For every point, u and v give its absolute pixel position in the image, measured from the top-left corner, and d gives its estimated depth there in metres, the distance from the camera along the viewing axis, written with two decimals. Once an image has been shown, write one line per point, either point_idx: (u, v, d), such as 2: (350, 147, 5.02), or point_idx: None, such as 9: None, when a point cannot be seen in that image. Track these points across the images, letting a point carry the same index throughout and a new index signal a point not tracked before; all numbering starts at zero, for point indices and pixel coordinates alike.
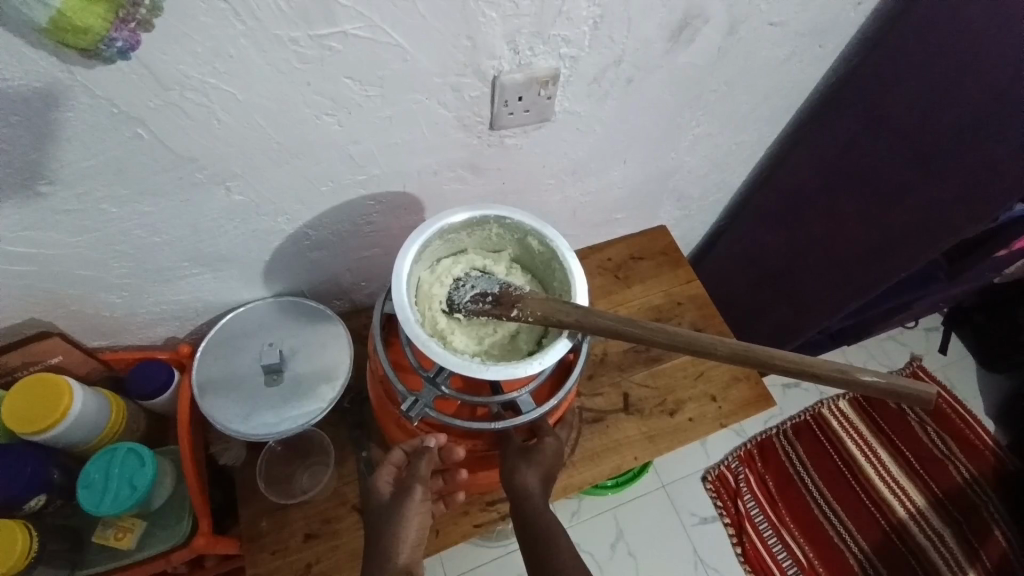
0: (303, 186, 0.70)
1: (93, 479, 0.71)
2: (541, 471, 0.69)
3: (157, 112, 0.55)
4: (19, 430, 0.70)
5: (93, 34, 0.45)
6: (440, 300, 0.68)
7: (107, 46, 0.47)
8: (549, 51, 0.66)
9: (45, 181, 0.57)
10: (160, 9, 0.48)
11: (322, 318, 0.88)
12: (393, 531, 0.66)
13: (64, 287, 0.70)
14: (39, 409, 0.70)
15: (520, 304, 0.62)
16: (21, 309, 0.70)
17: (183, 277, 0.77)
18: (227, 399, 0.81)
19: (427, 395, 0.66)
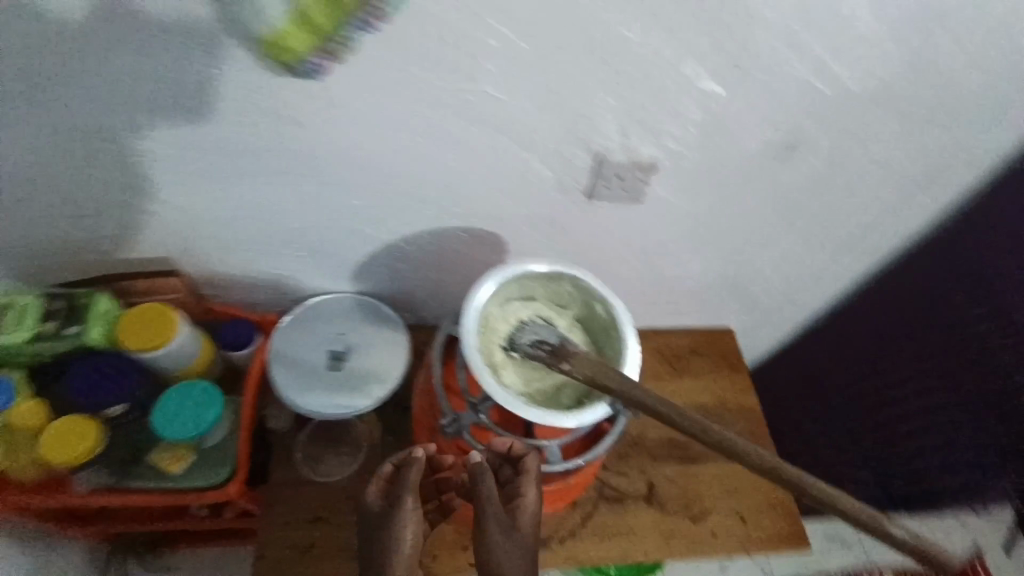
0: (410, 207, 0.79)
1: (170, 404, 0.80)
2: (522, 555, 0.66)
3: (314, 121, 0.66)
4: (153, 346, 0.80)
5: (295, 55, 0.49)
6: (501, 336, 0.72)
7: (304, 66, 0.51)
8: (656, 143, 0.72)
9: (212, 155, 0.69)
10: (348, 51, 0.54)
11: (391, 326, 0.96)
12: (386, 532, 0.69)
13: (194, 239, 0.82)
14: (159, 328, 0.81)
15: (574, 360, 0.65)
16: (157, 249, 0.83)
17: (288, 256, 0.88)
18: (290, 370, 0.90)
19: (467, 419, 0.70)
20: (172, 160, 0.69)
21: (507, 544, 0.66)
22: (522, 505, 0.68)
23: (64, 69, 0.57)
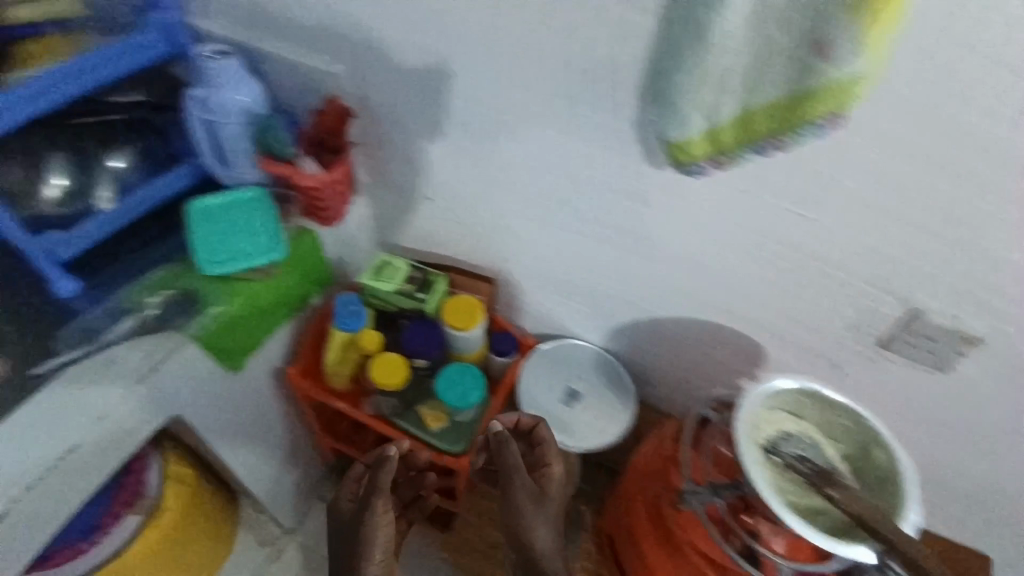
0: (693, 295, 0.86)
1: (452, 375, 0.96)
2: (546, 521, 0.82)
3: (657, 204, 0.77)
4: (456, 326, 0.96)
5: (691, 158, 0.59)
6: (765, 435, 0.72)
7: (693, 167, 0.61)
8: (990, 322, 0.68)
9: (563, 204, 0.85)
10: (740, 162, 0.61)
11: (622, 388, 1.05)
12: (361, 538, 0.81)
13: (509, 260, 1.00)
14: (467, 316, 0.96)
15: (843, 495, 0.64)
16: (479, 257, 1.03)
17: (567, 300, 1.02)
18: (533, 390, 1.04)
19: (708, 497, 0.69)
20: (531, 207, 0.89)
21: (538, 513, 0.82)
22: (548, 474, 0.87)
23: (506, 127, 0.79)
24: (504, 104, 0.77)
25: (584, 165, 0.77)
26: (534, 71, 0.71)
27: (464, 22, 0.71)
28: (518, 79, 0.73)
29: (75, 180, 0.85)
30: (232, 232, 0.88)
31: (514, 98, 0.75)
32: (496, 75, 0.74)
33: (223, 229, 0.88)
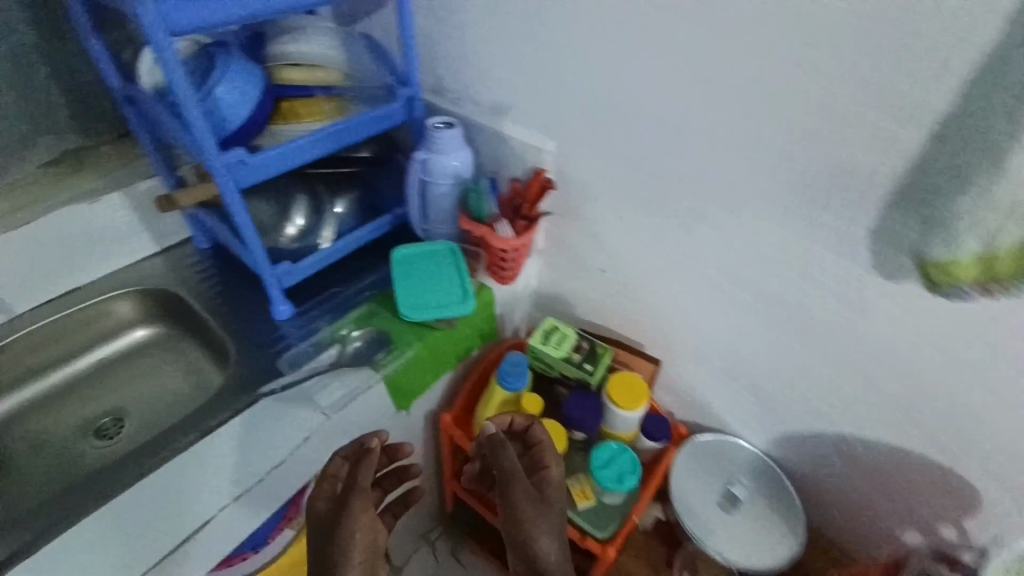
0: (893, 416, 0.78)
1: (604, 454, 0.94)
2: (552, 528, 0.78)
3: (868, 313, 0.73)
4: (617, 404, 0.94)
5: (952, 281, 0.51)
6: None
7: (947, 293, 0.52)
8: None
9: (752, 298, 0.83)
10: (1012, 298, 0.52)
11: (789, 504, 0.93)
12: (335, 542, 0.71)
13: (673, 344, 0.99)
14: (629, 395, 0.95)
15: None
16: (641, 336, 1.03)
17: (732, 396, 0.96)
18: (689, 486, 0.96)
19: None
20: (719, 298, 0.87)
21: (539, 517, 0.77)
22: (548, 476, 0.83)
23: (700, 216, 0.81)
24: (709, 194, 0.78)
25: (785, 261, 0.76)
26: (750, 167, 0.72)
27: (691, 117, 0.74)
28: (742, 177, 0.74)
29: (309, 223, 1.00)
30: (426, 281, 0.95)
31: (720, 189, 0.77)
32: (707, 167, 0.76)
33: (417, 278, 0.96)
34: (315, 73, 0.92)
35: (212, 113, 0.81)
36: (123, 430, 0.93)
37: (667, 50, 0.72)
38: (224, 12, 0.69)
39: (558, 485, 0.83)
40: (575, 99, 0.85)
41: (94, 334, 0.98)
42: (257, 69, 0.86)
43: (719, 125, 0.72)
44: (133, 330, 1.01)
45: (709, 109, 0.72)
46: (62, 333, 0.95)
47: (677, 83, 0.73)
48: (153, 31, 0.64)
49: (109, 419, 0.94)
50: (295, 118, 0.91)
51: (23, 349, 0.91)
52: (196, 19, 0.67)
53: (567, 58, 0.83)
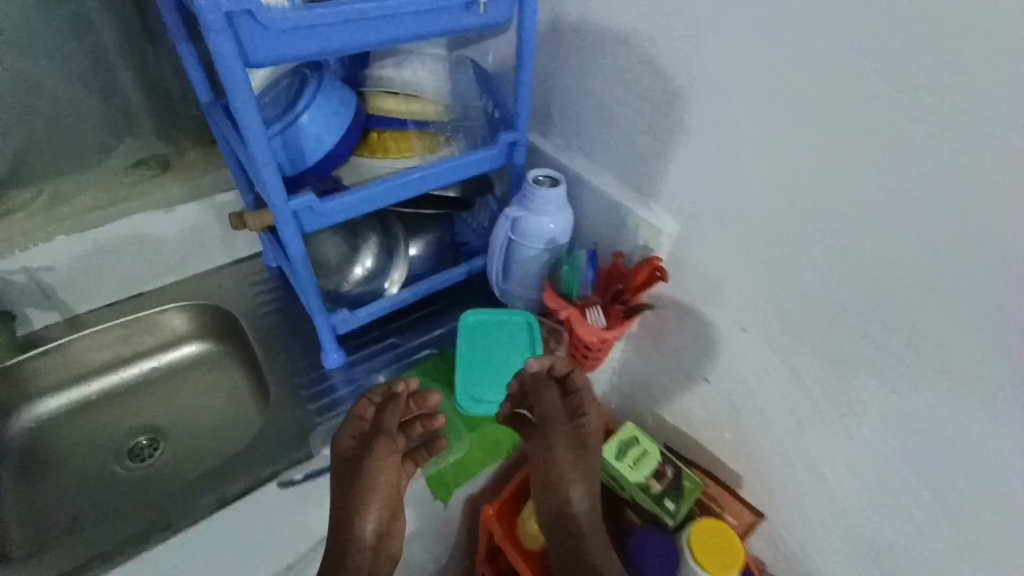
0: None
1: None
2: (586, 473, 0.78)
3: None
4: (700, 562, 0.75)
5: None
6: None
7: None
8: None
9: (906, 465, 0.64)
10: None
11: None
12: (360, 486, 0.72)
13: (774, 483, 0.80)
14: (717, 554, 0.76)
15: None
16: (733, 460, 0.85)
17: (843, 566, 0.77)
18: None
19: None
20: (860, 453, 0.68)
21: (575, 467, 0.78)
22: (588, 425, 0.80)
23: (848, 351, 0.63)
24: (868, 331, 0.61)
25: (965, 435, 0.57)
26: (939, 314, 0.54)
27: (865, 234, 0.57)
28: (938, 326, 0.55)
29: (377, 265, 0.89)
30: (491, 357, 0.83)
31: (885, 329, 0.59)
32: (872, 298, 0.59)
33: (485, 354, 0.84)
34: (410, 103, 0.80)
35: (289, 146, 0.71)
36: (158, 452, 0.88)
37: (857, 148, 0.54)
38: (312, 46, 0.56)
39: (596, 433, 0.80)
40: (716, 181, 0.68)
41: (150, 342, 0.94)
42: (346, 98, 0.75)
43: (921, 256, 0.53)
44: (188, 343, 0.96)
45: (894, 230, 0.54)
46: (119, 338, 0.91)
47: (868, 191, 0.55)
48: (227, 67, 0.52)
49: (147, 438, 0.89)
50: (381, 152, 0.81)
51: (78, 348, 0.88)
52: (280, 52, 0.55)
53: (717, 131, 0.66)
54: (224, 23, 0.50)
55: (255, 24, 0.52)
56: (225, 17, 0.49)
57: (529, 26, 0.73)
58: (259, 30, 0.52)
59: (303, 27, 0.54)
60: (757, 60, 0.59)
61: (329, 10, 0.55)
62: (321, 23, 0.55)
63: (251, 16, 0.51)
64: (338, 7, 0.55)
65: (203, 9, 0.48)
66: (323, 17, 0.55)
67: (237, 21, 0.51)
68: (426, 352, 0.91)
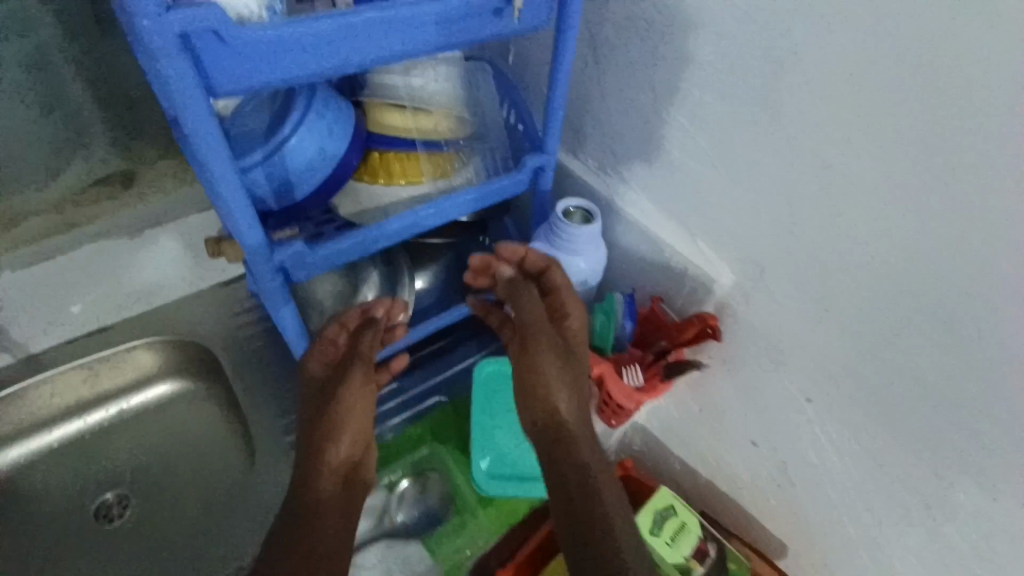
0: None
1: None
2: (573, 375, 0.64)
3: None
4: None
5: None
6: None
7: None
8: None
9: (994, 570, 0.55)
10: None
11: None
12: (336, 429, 0.61)
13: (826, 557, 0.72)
14: None
15: None
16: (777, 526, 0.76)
17: None
18: None
19: None
20: (940, 546, 0.59)
21: (562, 369, 0.64)
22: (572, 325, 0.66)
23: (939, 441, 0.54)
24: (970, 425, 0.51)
25: None
26: None
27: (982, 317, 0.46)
28: None
29: None
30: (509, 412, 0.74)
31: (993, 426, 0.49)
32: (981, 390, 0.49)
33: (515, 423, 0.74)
34: (420, 118, 0.67)
35: (271, 178, 0.58)
36: (127, 511, 0.77)
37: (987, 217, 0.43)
38: (299, 70, 0.44)
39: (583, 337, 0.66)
40: (792, 235, 0.57)
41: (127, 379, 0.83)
42: (344, 118, 0.61)
43: None
44: (167, 383, 0.85)
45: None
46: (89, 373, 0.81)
47: (997, 268, 0.44)
48: (184, 101, 0.40)
49: (117, 493, 0.78)
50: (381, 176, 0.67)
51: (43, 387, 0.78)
52: (252, 82, 0.42)
53: (801, 180, 0.54)
54: (180, 47, 0.37)
55: (222, 49, 0.39)
56: (179, 40, 0.37)
57: (569, 35, 0.60)
58: (225, 54, 0.40)
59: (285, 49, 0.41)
60: (870, 102, 0.46)
61: (321, 26, 0.42)
62: (311, 42, 0.42)
63: (216, 38, 0.39)
64: (333, 22, 0.43)
65: (148, 30, 0.36)
66: (312, 35, 0.42)
67: (197, 43, 0.38)
68: (436, 400, 0.82)
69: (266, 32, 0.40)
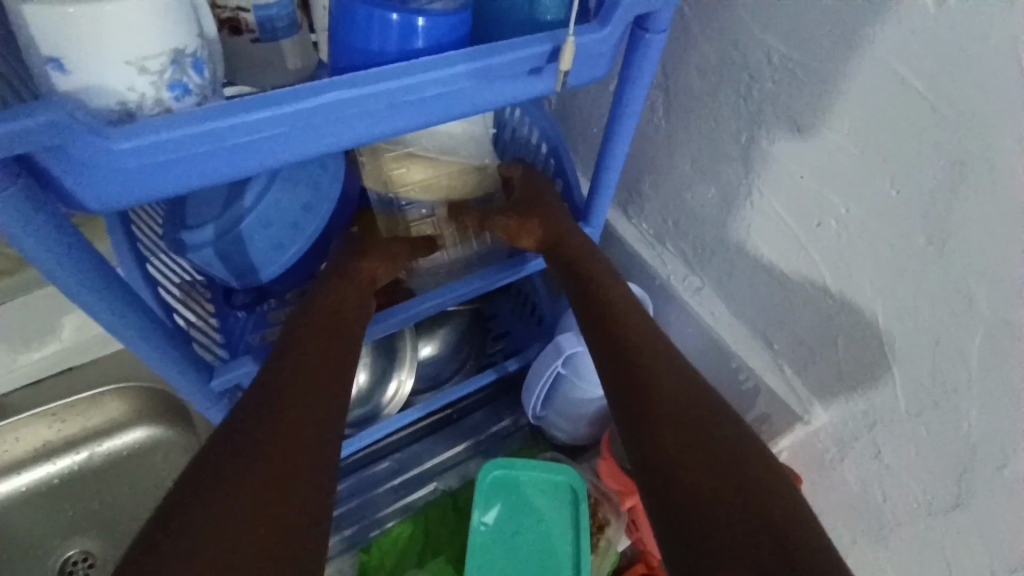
0: None
1: None
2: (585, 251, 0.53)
3: None
4: None
5: None
6: None
7: None
8: None
9: None
10: None
11: None
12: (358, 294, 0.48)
13: None
14: None
15: None
16: None
17: None
18: None
19: None
20: None
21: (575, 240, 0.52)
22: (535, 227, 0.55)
23: None
24: None
25: None
26: None
27: None
28: None
29: (375, 368, 0.65)
30: (519, 553, 0.58)
31: None
32: None
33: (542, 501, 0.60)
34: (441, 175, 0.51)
35: (227, 261, 0.45)
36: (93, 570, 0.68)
37: None
38: (211, 177, 0.30)
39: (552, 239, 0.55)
40: (927, 396, 0.41)
41: (109, 421, 0.74)
42: (329, 179, 0.45)
43: None
44: (152, 432, 0.74)
45: None
46: (68, 411, 0.73)
47: None
48: (42, 241, 0.28)
49: (84, 551, 0.68)
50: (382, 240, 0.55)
51: (16, 423, 0.70)
52: (134, 199, 0.28)
53: (958, 335, 0.38)
54: (8, 173, 0.25)
55: (86, 170, 0.26)
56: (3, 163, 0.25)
57: (635, 107, 0.43)
58: (90, 175, 0.27)
59: (187, 158, 0.28)
60: None
61: (241, 122, 0.28)
62: (223, 143, 0.28)
63: (72, 158, 0.26)
64: (251, 114, 0.28)
65: None
66: (227, 135, 0.28)
67: (38, 161, 0.26)
68: (429, 487, 0.71)
69: (149, 140, 0.27)
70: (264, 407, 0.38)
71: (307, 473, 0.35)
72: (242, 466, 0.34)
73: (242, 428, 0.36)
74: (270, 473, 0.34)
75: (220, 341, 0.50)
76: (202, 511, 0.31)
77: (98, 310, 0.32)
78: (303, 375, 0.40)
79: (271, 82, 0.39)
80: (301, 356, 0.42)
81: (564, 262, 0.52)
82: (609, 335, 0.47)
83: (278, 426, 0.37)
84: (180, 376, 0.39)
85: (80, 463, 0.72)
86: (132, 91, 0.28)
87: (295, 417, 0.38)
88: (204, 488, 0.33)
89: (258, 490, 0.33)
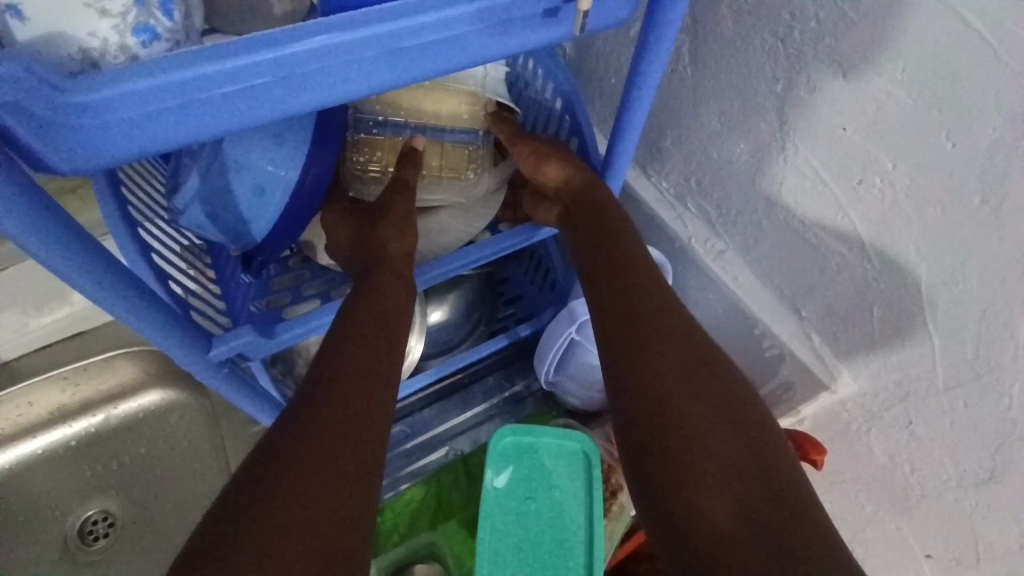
0: None
1: None
2: (583, 190, 0.47)
3: None
4: None
5: None
6: None
7: None
8: None
9: None
10: None
11: None
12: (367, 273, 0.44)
13: None
14: None
15: None
16: None
17: None
18: None
19: None
20: None
21: (584, 190, 0.47)
22: (541, 169, 0.49)
23: None
24: None
25: None
26: None
27: None
28: None
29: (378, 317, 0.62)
30: (532, 521, 0.57)
31: None
32: None
33: (550, 467, 0.59)
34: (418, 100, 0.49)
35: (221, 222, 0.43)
36: (112, 530, 0.69)
37: None
38: (195, 137, 0.27)
39: (554, 181, 0.48)
40: (969, 368, 0.39)
41: (123, 385, 0.74)
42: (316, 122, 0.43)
43: None
44: (166, 396, 0.74)
45: None
46: (82, 375, 0.73)
47: None
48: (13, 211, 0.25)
49: (103, 510, 0.69)
50: (358, 167, 0.51)
51: (31, 387, 0.71)
52: (109, 159, 0.26)
53: (1012, 305, 0.35)
54: None
55: (47, 128, 0.24)
56: None
57: (660, 55, 0.38)
58: (55, 134, 0.24)
59: (159, 113, 0.25)
60: None
61: (215, 72, 0.25)
62: (204, 95, 0.26)
63: (31, 115, 0.23)
64: (233, 62, 0.25)
65: None
66: (202, 85, 0.25)
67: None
68: (441, 452, 0.71)
69: (115, 90, 0.24)
70: (315, 401, 0.36)
71: (344, 471, 0.33)
72: (292, 468, 0.32)
73: (293, 421, 0.35)
74: (317, 474, 0.32)
75: (222, 308, 0.48)
76: (254, 508, 0.31)
77: (75, 280, 0.30)
78: (353, 364, 0.38)
79: (255, 25, 0.35)
80: (339, 343, 0.39)
81: (573, 213, 0.47)
82: (603, 291, 0.42)
83: (322, 422, 0.35)
84: (175, 345, 0.38)
85: (97, 425, 0.72)
86: (94, 37, 0.25)
87: (334, 410, 0.36)
88: (257, 485, 0.32)
89: (305, 488, 0.32)
